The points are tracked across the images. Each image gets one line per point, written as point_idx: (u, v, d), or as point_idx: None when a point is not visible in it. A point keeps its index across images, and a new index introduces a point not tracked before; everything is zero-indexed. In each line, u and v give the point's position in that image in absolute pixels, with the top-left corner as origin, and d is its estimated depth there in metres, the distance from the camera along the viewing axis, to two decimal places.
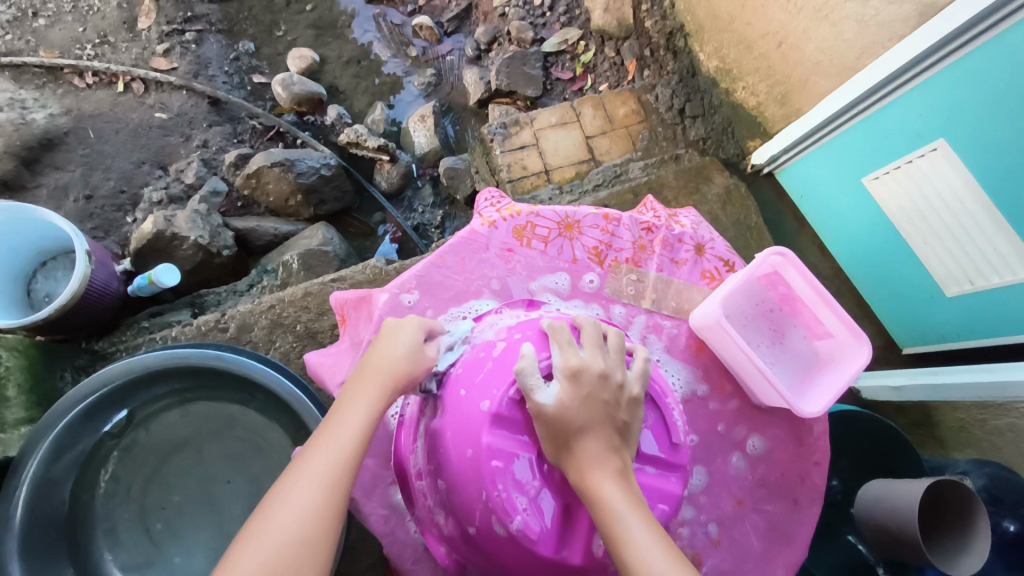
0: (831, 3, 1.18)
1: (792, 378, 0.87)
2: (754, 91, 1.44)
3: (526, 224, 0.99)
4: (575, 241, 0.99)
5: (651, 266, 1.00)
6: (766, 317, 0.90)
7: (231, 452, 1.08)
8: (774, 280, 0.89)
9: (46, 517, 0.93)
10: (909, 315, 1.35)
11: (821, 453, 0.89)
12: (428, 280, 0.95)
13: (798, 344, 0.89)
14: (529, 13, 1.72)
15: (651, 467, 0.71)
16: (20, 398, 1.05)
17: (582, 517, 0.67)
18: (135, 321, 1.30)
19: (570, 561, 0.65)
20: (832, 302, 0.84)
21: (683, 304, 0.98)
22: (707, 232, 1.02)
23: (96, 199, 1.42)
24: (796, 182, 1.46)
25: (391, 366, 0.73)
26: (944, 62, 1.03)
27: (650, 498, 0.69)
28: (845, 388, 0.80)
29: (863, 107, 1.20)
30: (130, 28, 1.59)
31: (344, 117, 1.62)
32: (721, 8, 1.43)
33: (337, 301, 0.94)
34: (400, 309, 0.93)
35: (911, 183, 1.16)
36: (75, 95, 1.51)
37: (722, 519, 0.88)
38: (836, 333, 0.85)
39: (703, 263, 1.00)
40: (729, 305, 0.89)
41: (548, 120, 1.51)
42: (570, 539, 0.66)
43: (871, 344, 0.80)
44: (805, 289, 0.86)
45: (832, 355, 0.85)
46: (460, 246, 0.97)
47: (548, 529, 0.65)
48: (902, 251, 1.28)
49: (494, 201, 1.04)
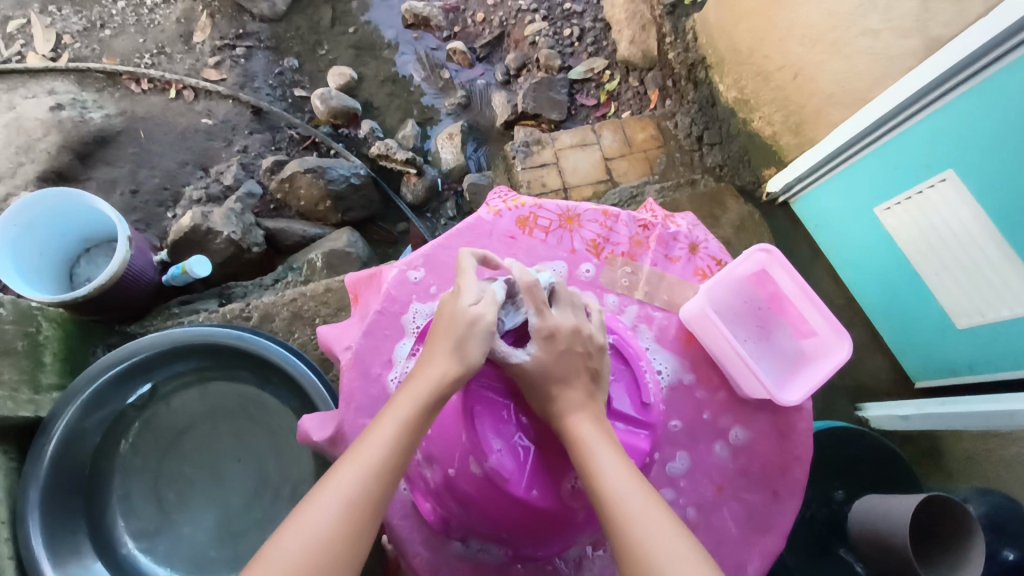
0: (845, 37, 1.21)
1: (775, 373, 0.90)
2: (769, 121, 1.47)
3: (529, 215, 1.00)
4: (574, 233, 1.00)
5: (646, 260, 1.00)
6: (754, 314, 0.93)
7: (242, 432, 1.14)
8: (763, 279, 0.92)
9: (69, 477, 1.02)
10: (922, 345, 1.35)
11: (805, 449, 0.90)
12: (434, 259, 0.96)
13: (783, 342, 0.92)
14: (559, 42, 1.81)
15: (622, 423, 0.79)
16: (55, 364, 1.11)
17: (555, 461, 0.73)
18: (166, 307, 1.38)
19: (540, 502, 0.71)
20: (818, 301, 0.88)
21: (676, 299, 0.98)
22: (702, 233, 1.03)
23: (141, 194, 1.52)
24: (811, 210, 1.48)
25: (443, 345, 0.70)
26: (958, 89, 1.05)
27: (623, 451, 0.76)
28: (823, 381, 0.85)
29: (879, 134, 1.22)
30: (185, 41, 1.71)
31: (375, 131, 1.72)
32: (741, 41, 1.46)
33: (355, 283, 0.99)
34: (407, 285, 0.94)
35: (921, 213, 1.19)
36: (130, 99, 1.62)
37: (702, 503, 0.88)
38: (820, 331, 0.89)
39: (696, 261, 1.01)
40: (721, 296, 0.92)
41: (568, 141, 1.57)
42: (544, 481, 0.72)
43: (850, 342, 0.84)
44: (792, 288, 0.90)
45: (815, 353, 0.89)
46: (465, 230, 0.98)
47: (526, 466, 0.72)
48: (916, 281, 1.28)
49: (501, 194, 1.05)
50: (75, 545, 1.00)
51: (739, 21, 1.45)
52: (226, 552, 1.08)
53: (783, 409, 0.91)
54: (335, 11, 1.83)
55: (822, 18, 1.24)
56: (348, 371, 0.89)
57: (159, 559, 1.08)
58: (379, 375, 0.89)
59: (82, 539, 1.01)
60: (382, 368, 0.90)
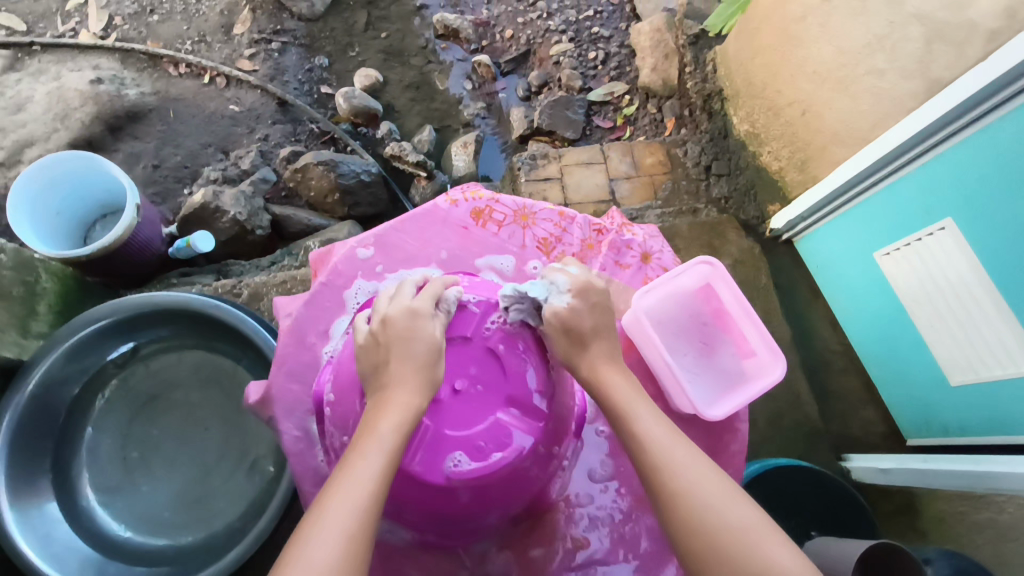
0: (852, 75, 1.20)
1: (711, 390, 0.89)
2: (777, 155, 1.46)
3: (485, 208, 1.02)
4: (527, 230, 1.02)
5: (595, 264, 1.01)
6: (699, 330, 0.92)
7: (212, 402, 1.19)
8: (709, 294, 0.92)
9: (42, 424, 1.05)
10: (915, 402, 1.28)
11: (733, 472, 0.89)
12: (386, 240, 0.99)
13: (724, 361, 0.90)
14: (582, 64, 1.85)
15: (517, 411, 0.74)
16: (48, 315, 1.17)
17: (444, 440, 0.70)
18: (166, 277, 1.43)
19: (422, 477, 0.69)
20: (757, 319, 0.87)
21: (620, 304, 0.98)
22: (656, 244, 1.03)
23: (162, 169, 1.60)
24: (813, 249, 1.45)
25: (404, 370, 0.69)
26: (967, 130, 1.01)
27: (508, 437, 0.71)
28: (748, 400, 0.85)
29: (888, 171, 1.18)
30: (225, 32, 1.80)
31: (393, 133, 1.76)
32: (756, 75, 1.45)
33: (314, 258, 1.00)
34: (355, 261, 0.97)
35: (920, 260, 1.14)
36: (166, 80, 1.71)
37: (617, 511, 0.87)
38: (759, 351, 0.87)
39: (647, 270, 1.01)
40: (664, 309, 0.93)
41: (576, 158, 1.59)
42: (429, 459, 0.70)
43: (784, 360, 0.84)
44: (734, 304, 0.89)
45: (754, 373, 0.87)
46: (420, 215, 1.01)
47: (409, 440, 0.70)
48: (911, 332, 1.22)
49: (463, 186, 1.08)
50: (37, 485, 1.04)
51: (755, 55, 1.44)
52: (180, 514, 1.12)
53: (717, 429, 0.90)
54: (370, 17, 1.90)
55: (832, 55, 1.23)
56: (285, 337, 0.94)
57: (115, 513, 1.11)
58: (313, 345, 0.94)
59: (44, 482, 1.05)
60: (317, 339, 0.95)
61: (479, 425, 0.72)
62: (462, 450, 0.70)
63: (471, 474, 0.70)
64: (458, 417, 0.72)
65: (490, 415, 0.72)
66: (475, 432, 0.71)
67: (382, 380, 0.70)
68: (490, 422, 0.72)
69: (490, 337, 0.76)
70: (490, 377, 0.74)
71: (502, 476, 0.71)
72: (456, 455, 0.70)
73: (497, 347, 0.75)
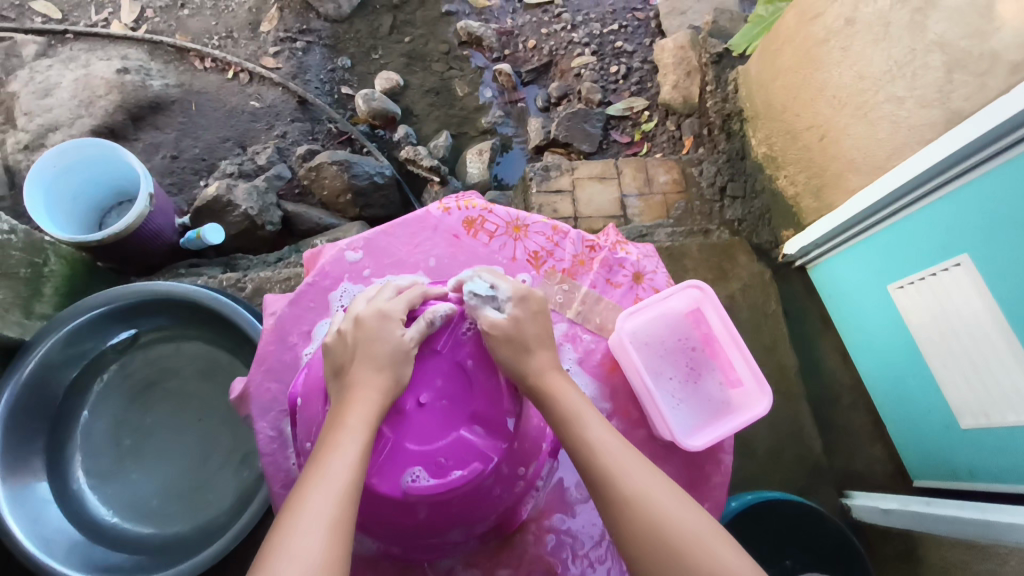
0: (871, 101, 1.17)
1: (695, 416, 0.88)
2: (793, 180, 1.43)
3: (477, 217, 1.02)
4: (519, 242, 1.02)
5: (585, 281, 1.00)
6: (686, 355, 0.91)
7: (205, 394, 1.20)
8: (698, 318, 0.92)
9: (38, 405, 1.06)
10: (924, 444, 1.23)
11: (713, 504, 0.87)
12: (375, 244, 0.99)
13: (710, 389, 0.89)
14: (603, 78, 1.83)
15: (481, 428, 0.72)
16: (53, 297, 1.19)
17: (404, 455, 0.69)
18: (174, 267, 1.46)
19: (378, 489, 0.68)
20: (746, 349, 0.87)
21: (607, 323, 0.97)
22: (651, 264, 1.01)
23: (180, 160, 1.64)
24: (826, 278, 1.41)
25: (366, 366, 0.69)
26: (989, 163, 0.97)
27: (470, 453, 0.69)
28: (733, 432, 0.84)
29: (906, 203, 1.14)
30: (252, 29, 1.83)
31: (410, 137, 1.77)
32: (776, 97, 1.42)
33: (308, 257, 1.03)
34: (342, 263, 0.98)
35: (934, 296, 1.10)
36: (191, 73, 1.75)
37: (592, 537, 0.85)
38: (747, 382, 0.87)
39: (639, 291, 0.99)
40: (651, 332, 0.92)
41: (588, 172, 1.57)
42: (389, 472, 0.68)
43: (770, 398, 0.84)
44: (723, 331, 0.89)
45: (741, 403, 0.87)
46: (412, 221, 1.01)
47: (370, 452, 0.69)
48: (922, 370, 1.18)
49: (459, 195, 1.08)
50: (29, 464, 1.05)
51: (776, 77, 1.41)
52: (166, 504, 1.13)
53: (700, 459, 0.88)
54: (396, 20, 1.92)
55: (851, 80, 1.20)
56: (267, 335, 0.95)
57: (104, 498, 1.12)
58: (294, 345, 0.95)
59: (37, 462, 1.06)
60: (299, 339, 0.95)
61: (442, 441, 0.70)
62: (420, 465, 0.69)
63: (429, 490, 0.68)
64: (420, 431, 0.70)
65: (453, 431, 0.71)
66: (436, 448, 0.69)
67: (342, 383, 0.69)
68: (453, 437, 0.70)
69: (460, 351, 0.74)
70: (456, 393, 0.73)
71: (465, 493, 0.70)
72: (414, 470, 0.68)
73: (466, 363, 0.74)
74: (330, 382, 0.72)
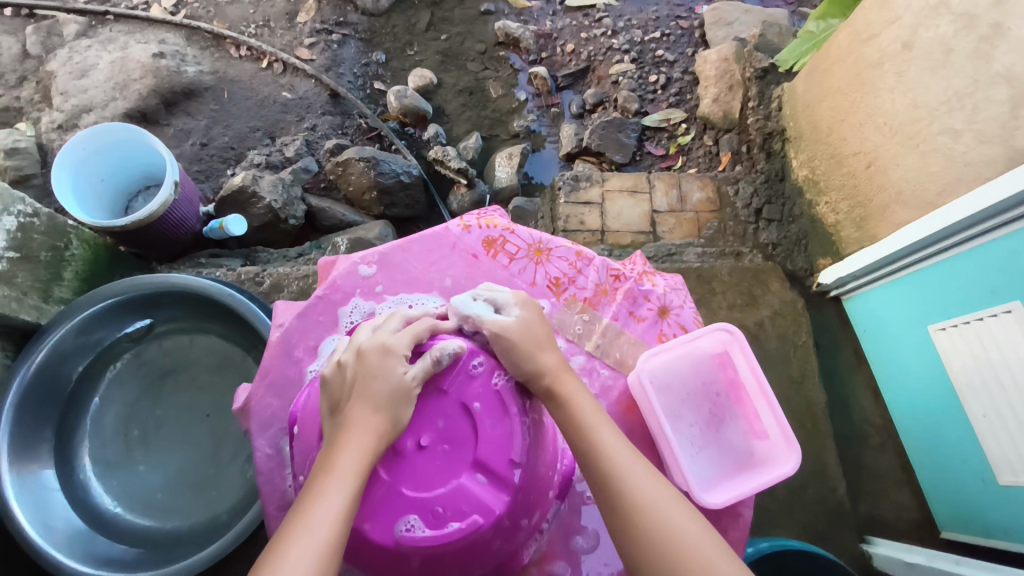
0: (924, 132, 1.10)
1: (714, 466, 0.86)
2: (834, 208, 1.36)
3: (498, 238, 1.04)
4: (540, 266, 1.02)
5: (607, 311, 1.00)
6: (709, 399, 0.89)
7: (216, 389, 1.19)
8: (725, 362, 0.89)
9: (50, 390, 1.06)
10: (958, 496, 1.16)
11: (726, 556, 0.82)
12: (390, 260, 1.02)
13: (733, 437, 0.87)
14: (641, 87, 1.78)
15: (482, 476, 0.68)
16: (73, 282, 1.19)
17: (400, 501, 0.67)
18: (195, 257, 1.45)
19: (369, 535, 0.66)
20: (775, 401, 0.83)
21: (626, 358, 0.97)
22: (677, 299, 1.00)
23: (209, 148, 1.63)
24: (863, 313, 1.34)
25: (362, 406, 0.66)
26: None
27: (467, 503, 0.66)
28: (757, 490, 0.80)
29: (953, 243, 1.07)
30: (289, 19, 1.82)
31: (439, 136, 1.73)
32: (822, 118, 1.36)
33: (321, 265, 1.05)
34: (355, 277, 1.00)
35: (978, 344, 1.02)
36: (226, 61, 1.74)
37: None
38: (774, 436, 0.83)
39: (662, 326, 0.99)
40: (673, 372, 0.90)
41: (620, 185, 1.52)
42: (382, 517, 0.66)
43: (800, 456, 0.79)
44: (750, 378, 0.85)
45: (766, 456, 0.84)
46: (429, 239, 1.03)
47: (364, 494, 0.67)
48: (959, 419, 1.11)
49: (482, 212, 1.09)
50: (36, 450, 1.04)
51: (825, 97, 1.34)
52: (170, 498, 1.12)
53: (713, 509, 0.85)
54: (433, 17, 1.89)
55: (905, 108, 1.14)
56: (272, 349, 0.97)
57: (108, 487, 1.11)
58: (299, 360, 0.97)
59: (44, 448, 1.06)
60: (304, 355, 0.97)
61: (440, 488, 0.67)
62: (416, 514, 0.66)
63: (423, 542, 0.65)
64: (418, 475, 0.68)
65: (453, 479, 0.67)
66: (433, 496, 0.67)
67: (338, 421, 0.67)
68: (452, 485, 0.67)
69: (467, 392, 0.71)
70: (459, 436, 0.70)
71: (461, 547, 0.66)
72: (409, 519, 0.66)
73: (473, 405, 0.70)
74: (326, 419, 0.69)
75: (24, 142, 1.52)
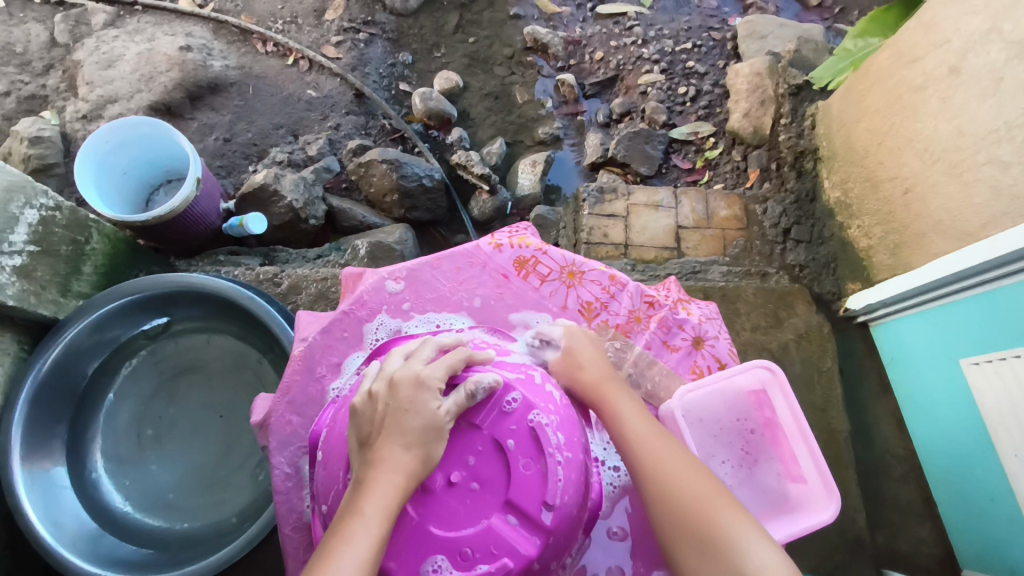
0: (968, 161, 1.07)
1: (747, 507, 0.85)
2: (867, 232, 1.34)
3: (530, 258, 1.06)
4: (572, 289, 1.05)
5: (639, 340, 1.03)
6: (743, 438, 0.87)
7: (231, 392, 1.17)
8: (762, 400, 0.86)
9: (65, 385, 1.05)
10: (985, 538, 1.11)
11: None
12: (419, 276, 1.04)
13: (768, 479, 0.85)
14: (670, 98, 1.75)
15: (514, 518, 0.66)
16: (93, 277, 1.18)
17: (428, 543, 0.65)
18: (214, 254, 1.44)
19: (394, 574, 0.65)
20: (814, 445, 0.81)
21: (658, 390, 0.98)
22: (712, 330, 1.02)
23: (232, 143, 1.62)
24: (891, 342, 1.31)
25: (393, 441, 0.64)
26: None
27: (498, 546, 0.64)
28: (791, 537, 0.79)
29: (997, 273, 1.01)
30: (317, 16, 1.81)
31: (463, 141, 1.71)
32: (859, 140, 1.33)
33: (346, 277, 1.07)
34: (383, 293, 1.03)
35: (1013, 380, 0.98)
36: (252, 56, 1.73)
37: None
38: (811, 480, 0.81)
39: (696, 357, 1.01)
40: (706, 411, 0.88)
41: (646, 199, 1.49)
42: (407, 556, 0.65)
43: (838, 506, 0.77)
44: (787, 419, 0.83)
45: (802, 500, 0.82)
46: (460, 256, 1.06)
47: (392, 532, 0.65)
48: (988, 457, 1.06)
49: (514, 230, 1.12)
50: (48, 446, 1.03)
51: (862, 118, 1.31)
52: (181, 499, 1.11)
53: None
54: (462, 19, 1.87)
55: (949, 136, 1.10)
56: (295, 364, 0.98)
57: (120, 487, 1.10)
58: (321, 377, 0.98)
59: (57, 443, 1.05)
60: (326, 372, 0.99)
61: (469, 528, 0.65)
62: (444, 555, 0.64)
63: None
64: (448, 514, 0.66)
65: (483, 520, 0.65)
66: (462, 536, 0.64)
67: (367, 457, 0.65)
68: (482, 526, 0.65)
69: (500, 429, 0.69)
70: (490, 475, 0.67)
71: None
72: (437, 560, 0.64)
73: (506, 442, 0.68)
74: (356, 452, 0.68)
75: (48, 130, 1.52)
